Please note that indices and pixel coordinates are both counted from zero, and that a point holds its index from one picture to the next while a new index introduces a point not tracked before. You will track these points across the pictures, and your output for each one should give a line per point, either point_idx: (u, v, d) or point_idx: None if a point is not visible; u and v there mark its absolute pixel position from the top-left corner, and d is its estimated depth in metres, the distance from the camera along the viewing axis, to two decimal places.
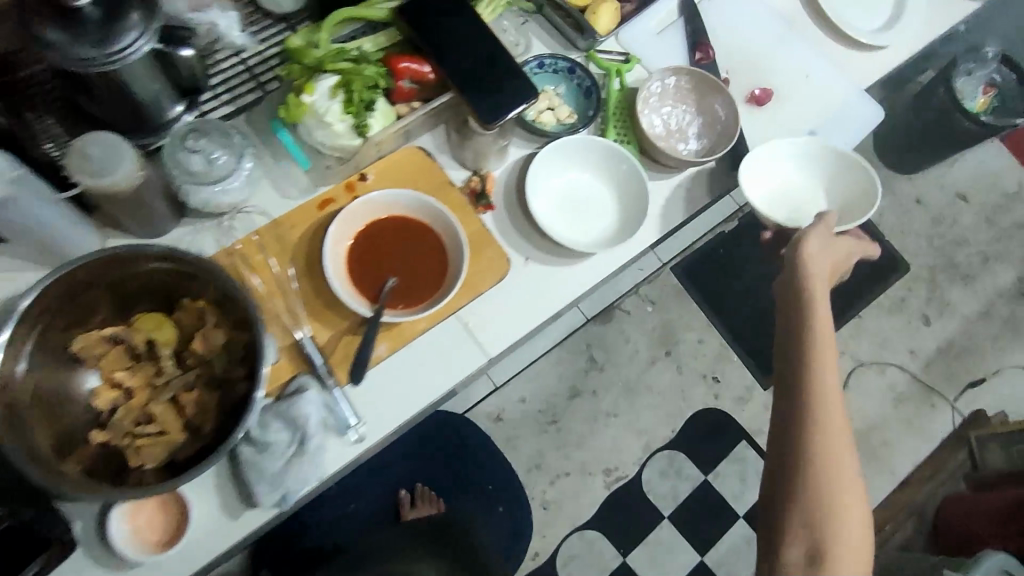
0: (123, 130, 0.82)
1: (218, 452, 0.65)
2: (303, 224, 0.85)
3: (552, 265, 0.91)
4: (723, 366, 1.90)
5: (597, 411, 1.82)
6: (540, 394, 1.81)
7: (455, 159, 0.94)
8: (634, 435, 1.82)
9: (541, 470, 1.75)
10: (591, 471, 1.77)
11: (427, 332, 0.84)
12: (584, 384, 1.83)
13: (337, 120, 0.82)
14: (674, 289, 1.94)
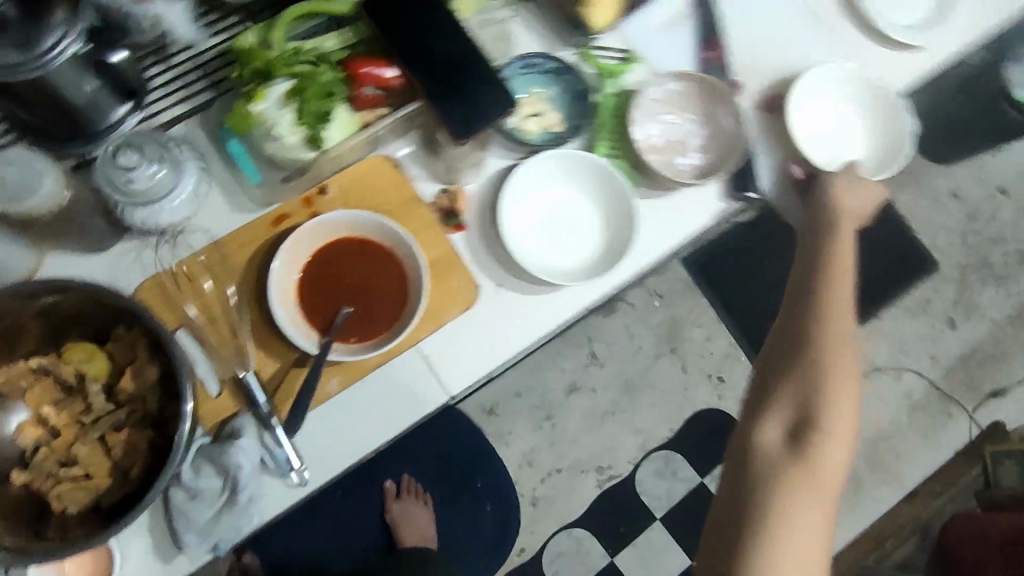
0: (65, 138, 0.75)
1: (135, 513, 0.63)
2: (253, 245, 0.78)
3: (524, 294, 0.84)
4: (729, 365, 1.83)
5: (595, 408, 1.77)
6: (534, 388, 1.76)
7: (426, 171, 0.86)
8: (631, 433, 1.77)
9: (532, 467, 1.72)
10: (585, 469, 1.73)
11: (381, 366, 0.80)
12: (583, 379, 1.78)
13: (289, 132, 0.75)
14: (682, 283, 1.85)
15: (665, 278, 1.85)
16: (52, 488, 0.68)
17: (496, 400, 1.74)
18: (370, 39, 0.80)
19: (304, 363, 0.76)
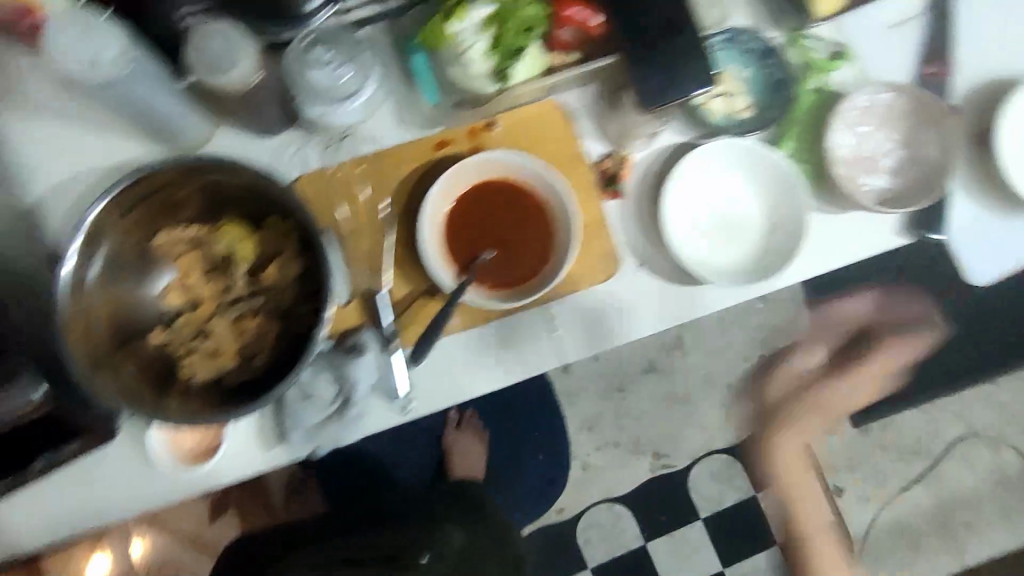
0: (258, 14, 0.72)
1: (258, 401, 0.64)
2: (412, 163, 0.77)
3: (665, 281, 0.80)
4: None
5: (668, 394, 1.72)
6: (613, 359, 1.72)
7: (596, 128, 0.81)
8: (697, 428, 1.72)
9: (591, 433, 1.71)
10: (642, 450, 1.71)
11: (504, 317, 0.78)
12: (664, 361, 1.71)
13: (477, 60, 0.72)
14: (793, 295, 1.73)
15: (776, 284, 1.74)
16: (186, 352, 0.71)
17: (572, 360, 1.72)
18: None
19: (428, 296, 0.75)
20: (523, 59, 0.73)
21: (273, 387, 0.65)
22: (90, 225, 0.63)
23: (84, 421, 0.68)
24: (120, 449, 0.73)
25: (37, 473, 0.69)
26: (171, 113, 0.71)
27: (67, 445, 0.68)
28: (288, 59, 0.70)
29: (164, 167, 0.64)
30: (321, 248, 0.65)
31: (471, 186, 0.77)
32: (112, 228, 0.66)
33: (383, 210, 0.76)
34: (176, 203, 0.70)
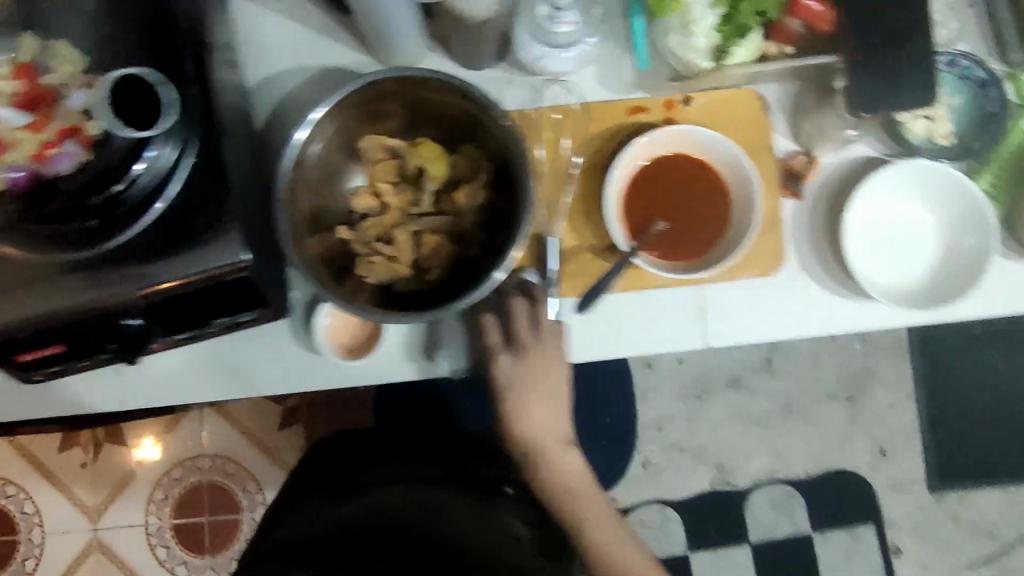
0: None
1: (437, 312, 0.68)
2: (605, 124, 0.80)
3: (827, 289, 0.80)
4: (901, 443, 1.67)
5: (745, 412, 1.71)
6: (698, 364, 1.72)
7: (788, 125, 0.81)
8: (767, 453, 1.69)
9: (659, 433, 1.70)
10: (705, 461, 1.69)
11: (662, 288, 0.80)
12: (748, 379, 1.71)
13: (702, 33, 0.73)
14: (895, 343, 1.68)
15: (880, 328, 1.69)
16: (363, 253, 0.75)
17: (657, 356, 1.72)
18: None
19: (606, 255, 0.79)
20: (745, 42, 0.73)
21: (452, 303, 0.69)
22: (318, 116, 0.68)
23: (265, 296, 0.73)
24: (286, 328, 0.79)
25: (215, 330, 0.75)
26: (403, 32, 0.75)
27: (246, 312, 0.74)
28: (526, 2, 0.73)
29: (394, 76, 0.68)
30: (524, 180, 0.69)
31: (654, 158, 0.78)
32: (331, 123, 0.71)
33: (572, 162, 0.79)
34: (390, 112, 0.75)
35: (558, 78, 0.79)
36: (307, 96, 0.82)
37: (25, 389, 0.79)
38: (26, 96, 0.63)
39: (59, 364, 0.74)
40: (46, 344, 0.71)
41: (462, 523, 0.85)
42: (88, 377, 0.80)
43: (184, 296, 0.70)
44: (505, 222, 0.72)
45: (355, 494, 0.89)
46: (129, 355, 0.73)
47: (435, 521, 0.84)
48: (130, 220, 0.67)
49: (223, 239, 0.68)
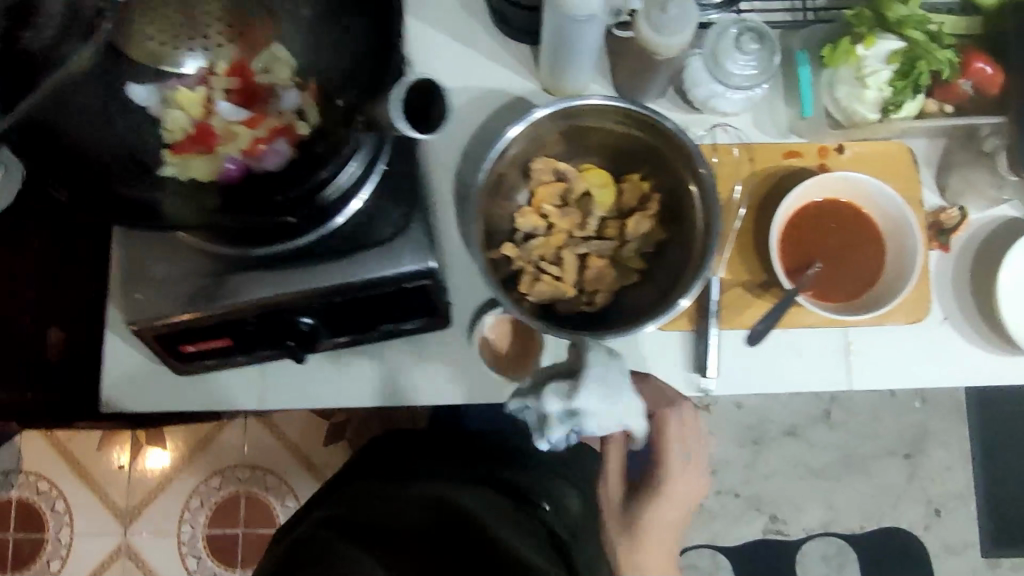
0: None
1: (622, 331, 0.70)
2: (763, 165, 0.82)
3: (969, 339, 0.81)
4: (956, 507, 1.60)
5: (803, 462, 1.63)
6: (759, 410, 1.65)
7: (936, 181, 0.83)
8: (821, 505, 1.61)
9: (714, 476, 1.63)
10: (758, 508, 1.62)
11: (812, 330, 0.80)
12: (806, 429, 1.65)
13: (874, 87, 0.77)
14: (952, 404, 1.63)
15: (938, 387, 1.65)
16: (529, 274, 0.76)
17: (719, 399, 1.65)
18: (984, 36, 0.77)
19: (759, 293, 0.80)
20: (915, 97, 0.77)
21: (635, 325, 0.70)
22: (513, 136, 0.73)
23: (437, 305, 0.74)
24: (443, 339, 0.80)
25: (376, 336, 0.76)
26: (583, 64, 0.79)
27: (413, 320, 0.74)
28: (710, 44, 0.76)
29: (589, 105, 0.74)
30: (711, 208, 0.72)
31: (816, 200, 0.79)
32: (518, 143, 0.75)
33: (740, 213, 0.80)
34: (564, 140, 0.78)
35: (722, 120, 0.82)
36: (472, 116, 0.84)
37: (167, 378, 0.80)
38: (242, 91, 0.67)
39: (217, 358, 0.75)
40: (213, 337, 0.71)
41: (498, 518, 0.74)
42: (232, 373, 0.80)
43: (359, 299, 0.70)
44: (680, 251, 0.76)
45: (395, 486, 0.77)
46: (298, 355, 0.72)
47: (476, 516, 0.71)
48: (318, 220, 0.69)
49: (406, 246, 0.69)
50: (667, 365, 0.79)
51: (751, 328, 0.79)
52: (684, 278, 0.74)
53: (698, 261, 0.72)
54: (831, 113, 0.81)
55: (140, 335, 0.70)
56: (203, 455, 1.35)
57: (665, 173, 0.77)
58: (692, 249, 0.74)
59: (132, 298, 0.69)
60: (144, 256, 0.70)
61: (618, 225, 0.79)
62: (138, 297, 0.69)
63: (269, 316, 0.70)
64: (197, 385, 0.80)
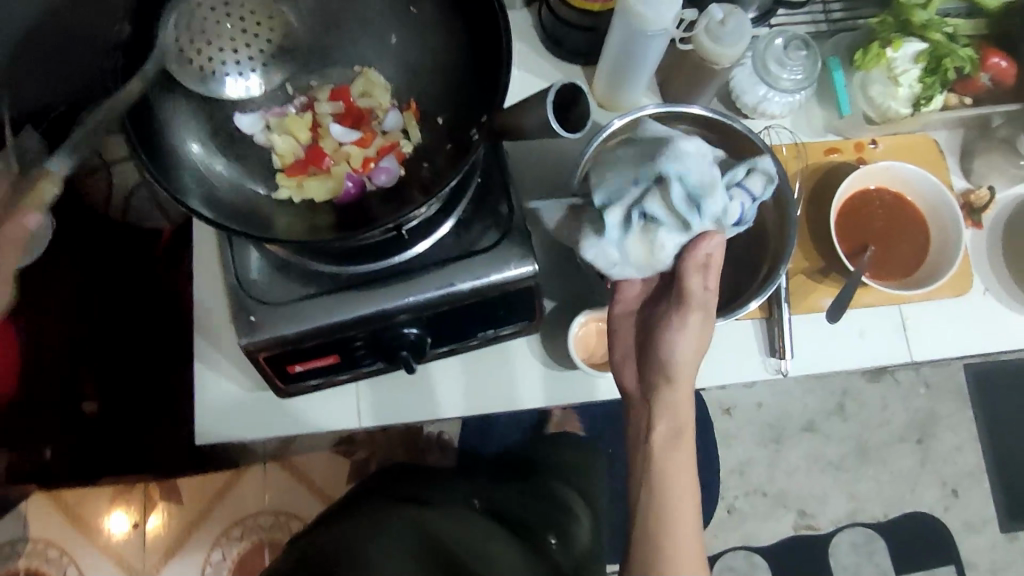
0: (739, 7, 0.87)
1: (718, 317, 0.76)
2: (810, 162, 0.89)
3: (1007, 306, 0.88)
4: (971, 485, 1.61)
5: (820, 456, 1.61)
6: (776, 408, 1.63)
7: (961, 167, 0.92)
8: (845, 495, 1.60)
9: (741, 477, 1.60)
10: (787, 504, 1.59)
11: (871, 307, 0.86)
12: (824, 424, 1.62)
13: (906, 84, 0.85)
14: (954, 386, 1.64)
15: (939, 371, 1.66)
16: None
17: (737, 402, 1.62)
18: (993, 33, 0.87)
19: (821, 278, 0.86)
20: (943, 91, 0.85)
21: (727, 313, 0.76)
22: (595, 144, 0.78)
23: (533, 308, 0.78)
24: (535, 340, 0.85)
25: (474, 343, 0.81)
26: (644, 79, 0.84)
27: (510, 324, 0.79)
28: (758, 54, 0.83)
29: (663, 112, 0.79)
30: (779, 203, 0.79)
31: (873, 187, 0.88)
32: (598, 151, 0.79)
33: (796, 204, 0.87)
34: None
35: (770, 124, 0.89)
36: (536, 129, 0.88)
37: (267, 404, 0.83)
38: (346, 112, 0.72)
39: (322, 376, 0.78)
40: (323, 355, 0.74)
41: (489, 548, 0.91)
42: (331, 392, 0.83)
43: (465, 308, 0.74)
44: (751, 243, 0.83)
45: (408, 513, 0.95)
46: (411, 364, 0.76)
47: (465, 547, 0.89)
48: (425, 232, 0.73)
49: (509, 252, 0.72)
50: (744, 352, 0.85)
51: (825, 309, 0.86)
52: (760, 275, 0.80)
53: (774, 259, 0.79)
54: (866, 113, 0.89)
55: (252, 358, 0.72)
56: (217, 509, 1.36)
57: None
58: (766, 244, 0.81)
59: (245, 320, 0.70)
60: (252, 278, 0.73)
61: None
62: (252, 320, 0.70)
63: (381, 330, 0.73)
64: (299, 408, 0.83)
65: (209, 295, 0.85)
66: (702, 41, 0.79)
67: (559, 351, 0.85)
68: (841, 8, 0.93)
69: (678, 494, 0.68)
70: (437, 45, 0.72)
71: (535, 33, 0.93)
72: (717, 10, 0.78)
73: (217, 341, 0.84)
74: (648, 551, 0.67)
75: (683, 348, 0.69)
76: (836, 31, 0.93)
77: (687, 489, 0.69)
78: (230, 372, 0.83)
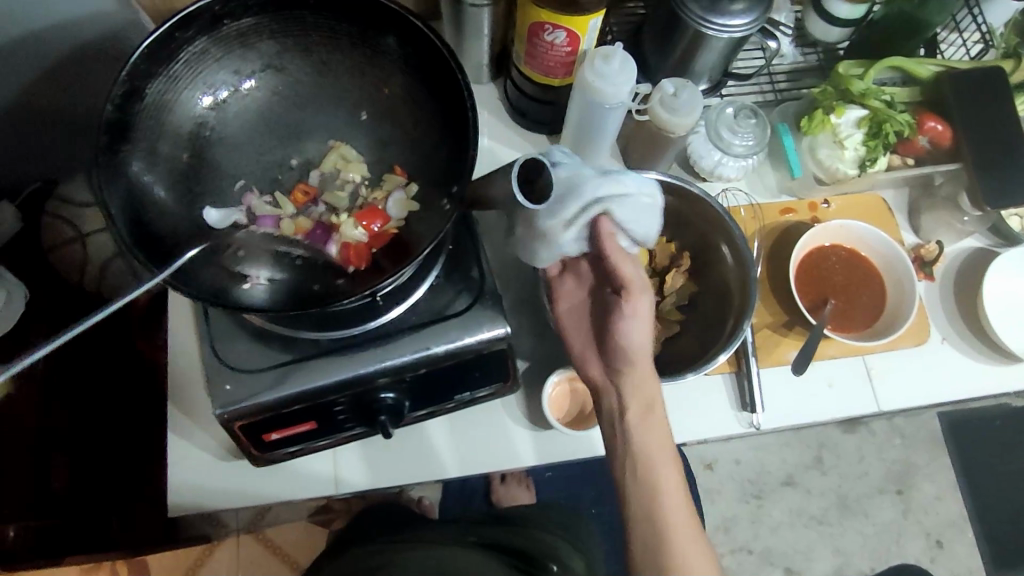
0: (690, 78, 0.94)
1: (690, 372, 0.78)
2: (768, 222, 0.94)
3: (965, 354, 0.91)
4: (954, 535, 1.59)
5: (804, 511, 1.60)
6: (755, 463, 1.62)
7: (910, 223, 0.97)
8: (831, 550, 1.57)
9: (726, 535, 1.57)
10: (773, 562, 1.56)
11: (834, 359, 0.89)
12: (804, 477, 1.61)
13: (851, 147, 0.90)
14: (928, 435, 1.65)
15: (912, 421, 1.67)
16: None
17: (718, 457, 1.61)
18: (928, 99, 0.94)
19: (786, 332, 0.89)
20: (885, 153, 0.90)
21: (696, 369, 0.78)
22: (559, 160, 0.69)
23: (507, 371, 0.79)
24: (508, 401, 0.86)
25: (452, 406, 0.81)
26: (607, 148, 0.89)
27: (486, 387, 0.80)
28: (713, 122, 0.88)
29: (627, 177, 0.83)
30: (739, 261, 0.82)
31: (828, 244, 0.92)
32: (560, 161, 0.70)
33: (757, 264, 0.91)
34: None
35: (729, 185, 0.94)
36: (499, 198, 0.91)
37: (241, 473, 0.82)
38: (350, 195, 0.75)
39: (299, 443, 0.78)
40: (300, 422, 0.74)
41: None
42: (306, 460, 0.83)
43: (441, 371, 0.75)
44: (716, 301, 0.86)
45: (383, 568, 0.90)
46: (388, 429, 0.74)
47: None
48: (399, 297, 0.74)
49: (480, 314, 0.73)
50: (716, 406, 0.86)
51: (789, 362, 0.88)
52: (728, 327, 0.82)
53: (740, 311, 0.81)
54: (816, 174, 0.94)
55: (227, 427, 0.71)
56: None
57: (689, 234, 0.88)
58: (731, 298, 0.83)
59: (221, 389, 0.70)
60: (230, 347, 0.73)
61: (655, 282, 0.88)
62: (226, 389, 0.70)
63: (360, 395, 0.73)
64: (274, 476, 0.82)
65: (180, 365, 0.85)
66: (658, 112, 0.83)
67: (534, 411, 0.86)
68: (786, 79, 1.01)
69: (659, 460, 0.67)
70: (405, 121, 0.76)
71: (502, 107, 0.98)
72: (669, 83, 0.83)
73: (190, 410, 0.83)
74: (646, 527, 0.66)
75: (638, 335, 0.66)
76: (782, 100, 0.99)
77: (665, 451, 0.68)
78: (203, 441, 0.82)
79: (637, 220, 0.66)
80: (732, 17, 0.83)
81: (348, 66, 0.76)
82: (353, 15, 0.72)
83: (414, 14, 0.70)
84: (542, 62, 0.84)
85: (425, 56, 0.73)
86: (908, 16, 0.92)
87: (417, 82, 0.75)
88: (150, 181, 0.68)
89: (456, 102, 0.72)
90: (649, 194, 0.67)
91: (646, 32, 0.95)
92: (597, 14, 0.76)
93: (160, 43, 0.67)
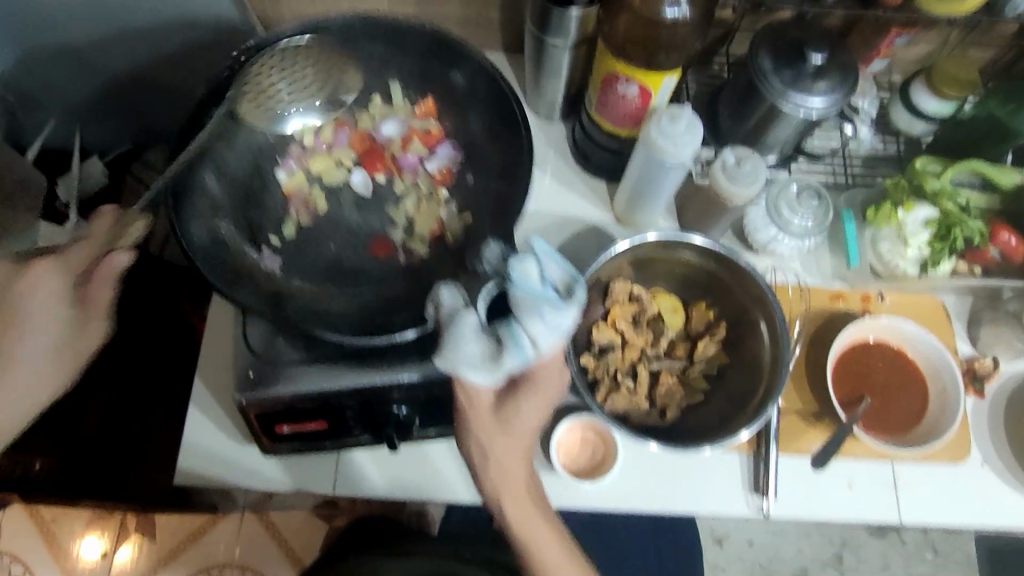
0: (761, 148, 0.93)
1: (703, 445, 0.76)
2: (814, 305, 0.91)
3: (1005, 481, 0.85)
4: None
5: None
6: (770, 548, 1.50)
7: (968, 333, 0.92)
8: None
9: None
10: None
11: (859, 460, 0.85)
12: (818, 573, 1.49)
13: (915, 246, 0.87)
14: (963, 558, 1.51)
15: (946, 537, 1.54)
16: (607, 384, 0.84)
17: (730, 532, 1.51)
18: (1004, 209, 0.90)
19: (814, 423, 0.86)
20: (951, 257, 0.87)
21: (710, 443, 0.76)
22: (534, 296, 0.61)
23: None
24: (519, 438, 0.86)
25: None
26: (664, 201, 0.89)
27: None
28: (776, 197, 0.87)
29: (673, 240, 0.84)
30: (773, 341, 0.80)
31: (871, 339, 0.89)
32: (545, 307, 0.60)
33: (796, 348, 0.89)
34: (638, 266, 0.88)
35: (782, 264, 0.93)
36: (578, 226, 0.94)
37: (249, 458, 0.84)
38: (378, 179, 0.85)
39: (306, 439, 0.80)
40: (309, 420, 0.76)
41: None
42: (309, 456, 0.85)
43: (453, 394, 0.75)
44: (745, 375, 0.84)
45: None
46: (393, 442, 0.75)
47: None
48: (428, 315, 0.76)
49: None
50: (726, 485, 0.84)
51: (811, 454, 0.85)
52: (753, 403, 0.80)
53: (766, 393, 0.78)
54: (874, 266, 0.91)
55: (243, 412, 0.73)
56: (189, 550, 1.43)
57: (729, 304, 0.87)
58: (760, 377, 0.81)
59: (243, 374, 0.73)
60: (258, 334, 0.75)
61: (687, 346, 0.88)
62: (248, 374, 0.73)
63: (370, 403, 0.74)
64: (279, 465, 0.84)
65: (214, 344, 0.88)
66: (717, 176, 0.82)
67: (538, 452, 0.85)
68: (862, 165, 0.98)
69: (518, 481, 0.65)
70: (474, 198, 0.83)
71: (567, 147, 0.99)
72: (731, 153, 0.82)
73: (214, 385, 0.87)
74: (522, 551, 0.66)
75: (499, 445, 0.63)
76: (852, 186, 0.97)
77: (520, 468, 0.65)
78: (221, 420, 0.85)
79: (459, 348, 0.59)
80: (812, 95, 0.82)
81: (454, 125, 0.85)
82: (461, 60, 0.81)
83: (517, 100, 0.77)
84: (612, 112, 0.85)
85: (501, 107, 0.81)
86: (999, 123, 0.89)
87: (486, 147, 0.83)
88: (213, 168, 0.75)
89: (510, 176, 0.79)
90: (501, 347, 0.60)
91: (723, 97, 0.94)
92: (673, 73, 0.77)
93: (300, 35, 0.76)
